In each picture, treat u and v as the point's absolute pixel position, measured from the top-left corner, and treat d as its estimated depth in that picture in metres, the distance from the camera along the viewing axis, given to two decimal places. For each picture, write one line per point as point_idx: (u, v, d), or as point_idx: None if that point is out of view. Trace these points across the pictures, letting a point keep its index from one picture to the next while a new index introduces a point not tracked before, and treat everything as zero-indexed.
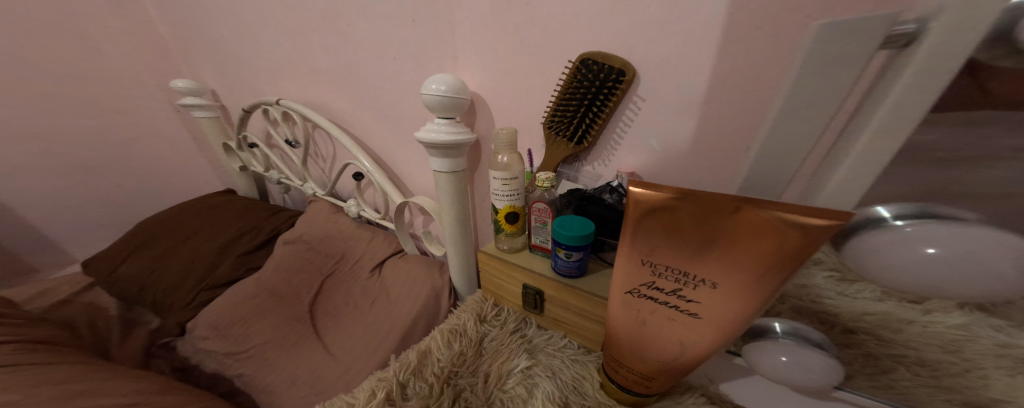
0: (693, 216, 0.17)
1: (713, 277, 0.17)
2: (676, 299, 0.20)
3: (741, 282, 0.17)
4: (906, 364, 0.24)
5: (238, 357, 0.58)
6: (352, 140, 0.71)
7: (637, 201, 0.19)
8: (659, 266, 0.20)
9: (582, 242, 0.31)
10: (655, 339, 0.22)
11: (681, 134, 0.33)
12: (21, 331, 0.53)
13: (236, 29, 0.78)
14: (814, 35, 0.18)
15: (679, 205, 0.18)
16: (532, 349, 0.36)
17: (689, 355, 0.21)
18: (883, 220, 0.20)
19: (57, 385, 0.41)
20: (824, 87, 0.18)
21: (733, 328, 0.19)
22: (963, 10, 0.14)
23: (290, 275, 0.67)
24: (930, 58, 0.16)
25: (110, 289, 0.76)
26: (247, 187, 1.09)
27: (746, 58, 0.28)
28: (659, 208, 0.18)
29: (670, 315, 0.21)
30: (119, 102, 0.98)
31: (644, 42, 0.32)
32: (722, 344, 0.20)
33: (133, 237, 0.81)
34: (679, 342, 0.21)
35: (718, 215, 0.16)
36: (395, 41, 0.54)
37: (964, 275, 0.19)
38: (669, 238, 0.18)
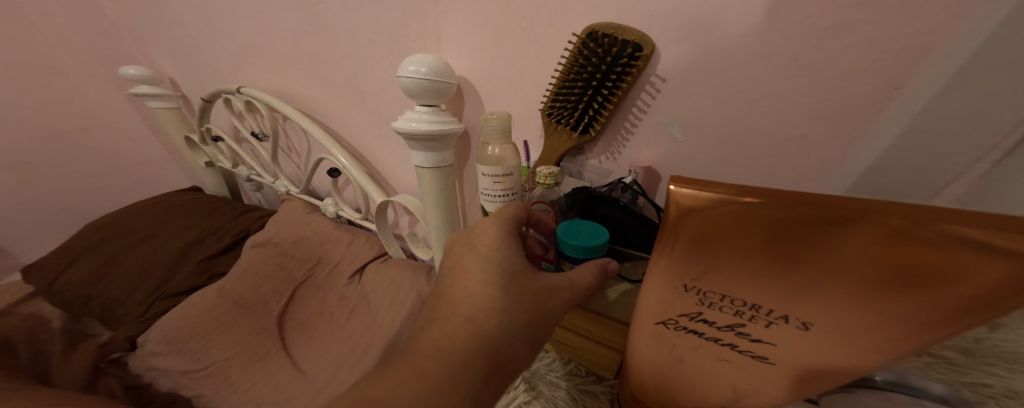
0: (778, 231, 0.12)
1: (802, 313, 0.13)
2: (735, 337, 0.15)
3: (841, 321, 0.13)
4: None
5: (193, 377, 0.50)
6: (325, 133, 0.64)
7: (686, 208, 0.14)
8: (711, 294, 0.15)
9: (594, 256, 0.26)
10: (695, 380, 0.18)
11: (708, 122, 0.29)
12: None
13: (191, 8, 0.69)
14: None
15: (755, 214, 0.13)
16: (531, 377, 0.31)
17: (744, 403, 0.17)
18: None
19: None
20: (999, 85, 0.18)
21: (816, 378, 0.14)
22: None
23: (258, 282, 0.60)
24: None
25: (51, 300, 0.65)
26: (215, 185, 1.00)
27: (804, 22, 0.22)
28: (721, 218, 0.13)
29: (722, 354, 0.16)
30: (62, 90, 0.87)
31: (667, 8, 0.27)
32: (792, 395, 0.16)
33: (78, 241, 0.71)
34: (731, 386, 0.17)
35: (824, 229, 0.12)
36: (368, 17, 0.47)
37: None
38: (735, 258, 0.14)
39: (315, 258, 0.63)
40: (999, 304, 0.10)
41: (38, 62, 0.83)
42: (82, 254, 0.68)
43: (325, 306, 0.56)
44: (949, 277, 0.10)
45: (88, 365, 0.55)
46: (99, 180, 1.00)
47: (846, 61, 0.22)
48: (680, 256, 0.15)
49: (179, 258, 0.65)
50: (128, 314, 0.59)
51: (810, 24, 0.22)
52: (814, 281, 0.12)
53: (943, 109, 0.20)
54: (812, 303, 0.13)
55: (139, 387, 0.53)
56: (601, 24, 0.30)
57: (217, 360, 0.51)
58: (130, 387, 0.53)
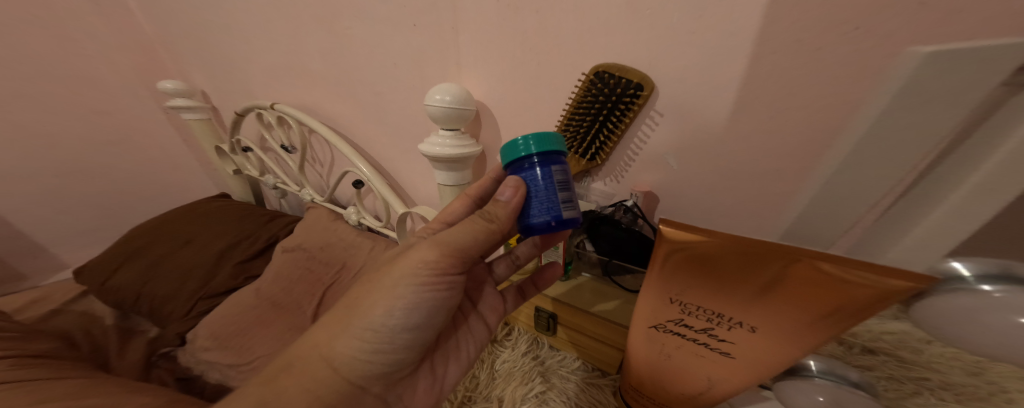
0: (736, 261, 0.17)
1: (754, 321, 0.18)
2: (707, 338, 0.20)
3: (781, 327, 0.17)
4: (931, 389, 0.26)
5: (241, 369, 0.56)
6: (351, 147, 0.69)
7: (670, 241, 0.19)
8: (689, 305, 0.20)
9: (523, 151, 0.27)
10: (679, 372, 0.23)
11: (701, 152, 0.33)
12: (17, 345, 0.50)
13: (228, 30, 0.74)
14: None
15: (719, 249, 0.17)
16: (545, 371, 0.37)
17: (716, 390, 0.22)
18: (962, 280, 0.16)
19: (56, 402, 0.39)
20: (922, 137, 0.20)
21: (768, 370, 0.19)
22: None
23: (290, 285, 0.65)
24: None
25: (103, 298, 0.71)
26: (242, 191, 1.07)
27: (780, 73, 0.27)
28: (696, 250, 0.18)
29: (698, 350, 0.21)
30: (103, 102, 0.94)
31: (664, 57, 0.31)
32: (752, 383, 0.20)
33: (124, 245, 0.77)
34: (706, 376, 0.22)
35: (767, 263, 0.16)
36: (394, 46, 0.52)
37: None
38: (706, 278, 0.18)
39: (340, 263, 0.68)
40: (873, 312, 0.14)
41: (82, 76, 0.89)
42: (130, 257, 0.74)
43: None
44: (850, 298, 0.15)
45: (141, 358, 0.63)
46: (134, 185, 1.06)
47: (817, 107, 0.26)
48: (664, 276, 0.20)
49: (218, 261, 0.71)
50: (174, 312, 0.65)
51: (785, 73, 0.26)
52: (760, 297, 0.17)
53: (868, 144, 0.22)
54: (763, 314, 0.17)
55: (190, 379, 0.60)
56: (608, 64, 0.34)
57: (259, 355, 0.56)
58: (182, 378, 0.60)
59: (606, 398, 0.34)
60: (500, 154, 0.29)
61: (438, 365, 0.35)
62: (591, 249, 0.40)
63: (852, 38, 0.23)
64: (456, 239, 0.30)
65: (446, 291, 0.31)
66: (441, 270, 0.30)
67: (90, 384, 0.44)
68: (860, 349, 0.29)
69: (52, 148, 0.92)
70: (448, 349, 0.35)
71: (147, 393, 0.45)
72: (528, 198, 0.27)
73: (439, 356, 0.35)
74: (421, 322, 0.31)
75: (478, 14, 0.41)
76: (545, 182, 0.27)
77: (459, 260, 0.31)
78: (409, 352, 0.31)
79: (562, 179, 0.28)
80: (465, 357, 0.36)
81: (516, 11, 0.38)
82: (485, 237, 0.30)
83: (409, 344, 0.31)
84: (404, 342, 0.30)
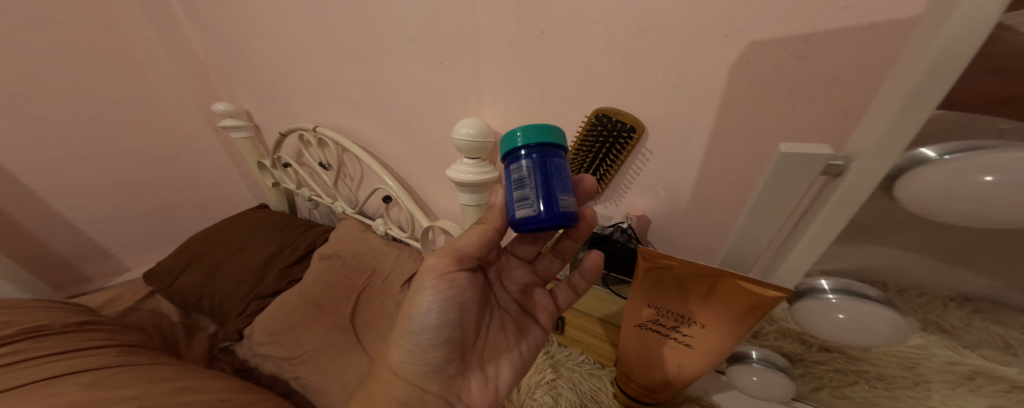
0: (686, 280, 0.28)
1: (703, 315, 0.30)
2: (679, 328, 0.32)
3: (720, 318, 0.29)
4: (868, 379, 0.34)
5: (293, 361, 0.66)
6: (381, 166, 0.78)
7: (647, 268, 0.30)
8: (664, 307, 0.32)
9: (508, 148, 0.32)
10: (666, 355, 0.34)
11: (683, 183, 0.41)
12: (116, 336, 0.60)
13: (268, 56, 0.77)
14: (781, 156, 0.21)
15: (674, 272, 0.29)
16: (555, 363, 0.48)
17: (692, 366, 0.33)
18: (821, 291, 0.22)
19: (161, 382, 0.49)
20: (794, 196, 0.22)
21: (719, 347, 0.31)
22: (871, 166, 0.18)
23: (329, 288, 0.74)
24: (852, 189, 0.19)
25: (170, 297, 0.82)
26: (278, 202, 1.18)
27: (741, 123, 0.33)
28: (662, 273, 0.29)
29: (676, 337, 0.33)
30: (158, 123, 1.03)
31: (652, 107, 0.37)
32: (714, 359, 0.32)
33: (186, 251, 0.88)
34: (684, 355, 0.33)
35: (704, 281, 0.27)
36: (422, 81, 0.56)
37: (853, 332, 0.22)
38: (672, 289, 0.30)
39: (371, 270, 0.77)
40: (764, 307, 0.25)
41: (140, 100, 0.98)
42: (192, 262, 0.85)
43: (384, 310, 0.69)
44: (756, 302, 0.26)
45: (204, 350, 0.74)
46: (184, 197, 1.16)
47: (767, 151, 0.33)
48: (647, 285, 0.32)
49: (265, 267, 0.81)
50: (231, 312, 0.76)
51: (744, 125, 0.33)
52: (703, 300, 0.29)
53: (769, 208, 0.23)
54: (708, 310, 0.29)
55: (246, 370, 0.72)
56: (606, 107, 0.40)
57: (307, 350, 0.66)
58: (239, 369, 0.72)
59: (604, 385, 0.45)
60: (500, 145, 0.33)
61: (488, 367, 0.41)
62: None
63: (789, 101, 0.30)
64: (457, 244, 0.37)
65: (450, 289, 0.38)
66: (449, 268, 0.37)
67: (185, 370, 0.55)
68: (818, 348, 0.36)
69: (110, 165, 0.99)
70: (502, 350, 0.42)
71: (224, 380, 0.54)
72: (503, 191, 0.33)
73: (488, 359, 0.42)
74: (449, 321, 0.38)
75: (495, 60, 0.46)
76: (509, 180, 0.31)
77: (460, 259, 0.38)
78: (448, 352, 0.39)
79: (524, 176, 0.30)
80: (519, 358, 0.43)
81: (528, 58, 0.43)
82: (481, 236, 0.37)
83: (447, 345, 0.38)
84: (441, 344, 0.38)
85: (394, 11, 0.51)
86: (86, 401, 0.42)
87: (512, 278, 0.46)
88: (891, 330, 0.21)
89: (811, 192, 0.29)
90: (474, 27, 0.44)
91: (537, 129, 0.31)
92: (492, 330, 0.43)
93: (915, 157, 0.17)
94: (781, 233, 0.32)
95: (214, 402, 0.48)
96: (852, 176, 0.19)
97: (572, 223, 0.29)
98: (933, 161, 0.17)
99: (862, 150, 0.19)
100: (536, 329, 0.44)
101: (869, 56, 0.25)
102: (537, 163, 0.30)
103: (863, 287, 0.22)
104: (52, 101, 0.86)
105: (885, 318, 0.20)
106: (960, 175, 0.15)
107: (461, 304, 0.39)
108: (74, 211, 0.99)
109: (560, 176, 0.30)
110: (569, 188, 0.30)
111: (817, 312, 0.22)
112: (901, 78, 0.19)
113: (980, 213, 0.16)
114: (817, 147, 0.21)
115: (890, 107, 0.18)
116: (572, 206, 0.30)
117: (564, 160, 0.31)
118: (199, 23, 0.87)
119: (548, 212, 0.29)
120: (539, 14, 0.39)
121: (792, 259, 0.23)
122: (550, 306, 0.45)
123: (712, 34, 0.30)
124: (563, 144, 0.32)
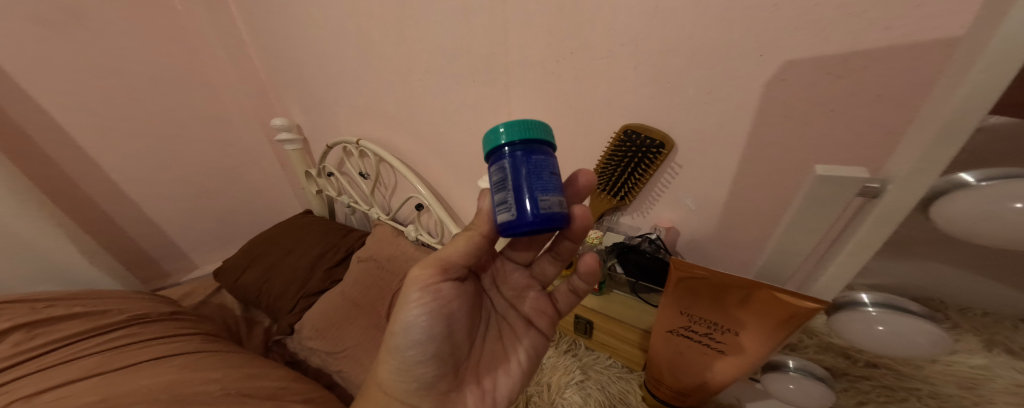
0: (719, 289, 0.29)
1: (737, 324, 0.30)
2: (711, 335, 0.33)
3: (752, 327, 0.29)
4: (919, 396, 0.32)
5: (337, 355, 0.72)
6: (415, 176, 0.83)
7: (679, 277, 0.31)
8: (696, 314, 0.33)
9: (490, 147, 0.29)
10: (698, 361, 0.35)
11: (713, 196, 0.41)
12: (196, 326, 0.70)
13: (319, 76, 0.85)
14: (816, 178, 0.22)
15: (707, 280, 0.30)
16: (583, 366, 0.50)
17: (724, 372, 0.34)
18: (860, 304, 0.23)
19: (237, 368, 0.57)
20: (830, 215, 0.23)
21: (752, 357, 0.31)
22: (908, 190, 0.19)
23: (365, 289, 0.79)
24: (888, 211, 0.20)
25: (234, 293, 0.93)
26: (320, 207, 1.28)
27: (773, 138, 0.34)
28: (695, 282, 0.30)
29: (708, 344, 0.34)
30: (223, 137, 1.16)
31: (682, 122, 0.39)
32: (748, 368, 0.32)
33: (247, 252, 0.98)
34: (716, 362, 0.34)
35: (737, 290, 0.28)
36: (457, 97, 0.60)
37: (898, 346, 0.22)
38: (704, 297, 0.31)
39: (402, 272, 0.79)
40: (800, 318, 0.26)
41: (209, 117, 1.11)
42: (251, 263, 0.94)
43: None
44: (791, 313, 0.26)
45: (261, 343, 0.84)
46: (243, 203, 1.29)
47: (802, 164, 0.33)
48: (680, 293, 0.33)
49: (312, 268, 0.89)
50: (283, 308, 0.84)
51: (777, 139, 0.34)
52: (735, 309, 0.29)
53: (802, 227, 0.24)
54: (741, 319, 0.30)
55: (295, 363, 0.81)
56: (635, 124, 0.41)
57: (349, 345, 0.71)
58: (289, 362, 0.81)
59: (633, 388, 0.46)
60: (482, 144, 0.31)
61: (485, 380, 0.40)
62: (620, 272, 0.50)
63: (825, 117, 0.30)
64: (444, 252, 0.36)
65: (436, 300, 0.36)
66: (434, 279, 0.36)
67: (252, 358, 0.63)
68: (865, 364, 0.35)
69: (187, 175, 1.12)
70: (499, 360, 0.41)
71: (282, 370, 0.61)
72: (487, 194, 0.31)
73: (484, 370, 0.40)
74: (438, 334, 0.36)
75: (526, 77, 0.49)
76: (490, 182, 0.29)
77: (446, 269, 0.36)
78: (439, 368, 0.37)
79: (504, 178, 0.28)
80: (517, 368, 0.41)
81: (559, 75, 0.45)
82: (468, 243, 0.36)
83: (437, 360, 0.37)
84: (430, 359, 0.36)
85: (430, 33, 0.55)
86: (181, 382, 0.50)
87: (508, 282, 0.44)
88: (934, 343, 0.20)
89: (847, 209, 0.29)
90: (506, 46, 0.48)
91: (520, 125, 0.28)
92: (488, 339, 0.42)
93: (951, 182, 0.18)
94: (818, 247, 0.32)
95: (275, 389, 0.54)
96: (888, 199, 0.19)
97: (556, 226, 0.27)
98: (970, 187, 0.16)
99: (897, 173, 0.19)
100: (534, 335, 0.42)
101: (910, 74, 0.25)
102: (516, 164, 0.27)
103: (904, 301, 0.22)
104: (143, 121, 0.99)
105: (927, 331, 0.20)
106: (988, 202, 0.15)
107: (450, 315, 0.37)
108: (158, 215, 1.12)
109: (541, 175, 0.27)
110: (552, 186, 0.27)
111: (855, 323, 0.22)
112: (934, 104, 0.20)
113: (1016, 239, 0.15)
114: (856, 169, 0.21)
115: (926, 133, 0.19)
116: (554, 207, 0.27)
117: (548, 156, 0.28)
118: (260, 47, 0.96)
119: (531, 215, 0.26)
120: (568, 37, 0.41)
121: (829, 276, 0.23)
122: (549, 310, 0.43)
123: (745, 54, 0.32)
124: (547, 138, 0.29)
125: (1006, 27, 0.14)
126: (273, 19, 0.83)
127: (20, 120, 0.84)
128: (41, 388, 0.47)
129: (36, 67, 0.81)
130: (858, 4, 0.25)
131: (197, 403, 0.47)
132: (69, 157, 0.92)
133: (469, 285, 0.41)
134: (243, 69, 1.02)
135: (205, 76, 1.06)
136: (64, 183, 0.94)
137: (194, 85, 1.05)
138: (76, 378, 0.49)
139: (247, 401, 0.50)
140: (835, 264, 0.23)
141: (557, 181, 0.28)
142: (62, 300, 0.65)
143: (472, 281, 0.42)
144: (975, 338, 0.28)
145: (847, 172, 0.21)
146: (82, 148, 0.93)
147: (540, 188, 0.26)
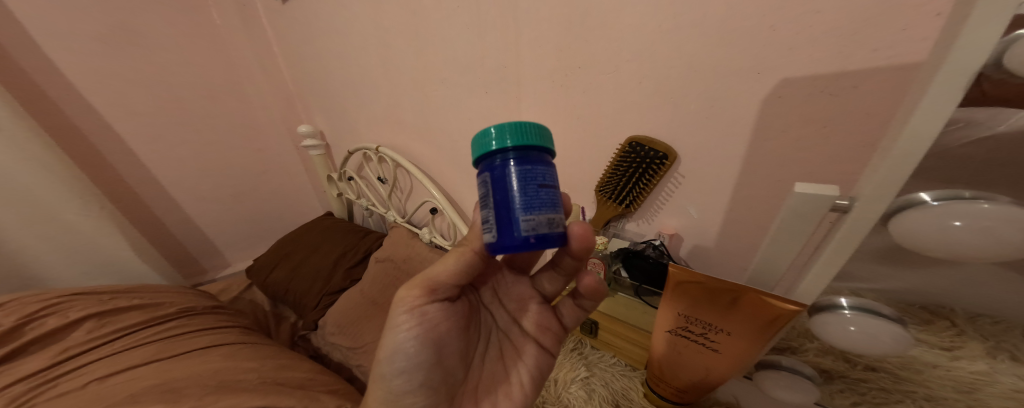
0: (712, 291, 0.32)
1: (730, 326, 0.33)
2: (706, 336, 0.36)
3: (742, 328, 0.32)
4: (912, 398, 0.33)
5: (357, 351, 0.76)
6: (429, 180, 0.86)
7: (676, 281, 0.34)
8: (691, 316, 0.35)
9: (480, 152, 0.30)
10: (694, 361, 0.38)
11: (715, 205, 0.43)
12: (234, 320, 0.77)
13: (343, 86, 0.89)
14: (795, 195, 0.25)
15: (700, 285, 0.32)
16: (588, 363, 0.53)
17: (718, 371, 0.37)
18: (837, 306, 0.28)
19: (270, 360, 0.62)
20: (806, 228, 0.26)
21: (744, 357, 0.34)
22: (872, 205, 0.21)
23: (383, 287, 0.82)
24: (855, 224, 0.23)
25: (264, 290, 1.00)
26: (340, 209, 1.34)
27: (771, 153, 0.36)
28: (690, 285, 0.33)
29: (704, 345, 0.36)
30: (253, 143, 1.24)
31: (684, 136, 0.41)
32: (740, 367, 0.35)
33: (275, 251, 1.05)
34: (710, 362, 0.37)
35: (729, 293, 0.31)
36: (471, 108, 0.62)
37: (867, 343, 0.27)
38: (700, 301, 0.34)
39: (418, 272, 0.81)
40: (786, 321, 0.28)
41: (242, 125, 1.19)
42: (278, 262, 1.01)
43: None
44: (776, 315, 0.29)
45: (288, 337, 0.91)
46: (270, 205, 1.37)
47: (799, 176, 0.35)
48: (676, 296, 0.35)
49: (333, 267, 0.94)
50: (308, 305, 0.89)
51: (774, 154, 0.36)
52: (729, 311, 0.32)
53: (784, 235, 0.27)
54: (732, 322, 0.32)
55: (319, 356, 0.87)
56: (639, 136, 0.44)
57: (368, 342, 0.76)
58: (313, 355, 0.88)
59: (635, 385, 0.49)
60: (474, 147, 0.31)
61: (483, 401, 0.41)
62: (625, 276, 0.51)
63: (817, 133, 0.32)
64: (433, 273, 0.38)
65: (424, 326, 0.38)
66: (420, 301, 0.38)
67: (284, 351, 0.68)
68: (864, 368, 0.36)
69: (222, 179, 1.21)
70: (499, 381, 0.43)
71: (309, 363, 0.66)
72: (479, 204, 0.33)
73: (483, 392, 0.42)
74: (426, 362, 0.38)
75: (537, 92, 0.52)
76: (477, 195, 0.31)
77: (434, 290, 0.39)
78: (430, 396, 0.39)
79: (488, 193, 0.30)
80: (520, 388, 0.42)
81: (568, 89, 0.48)
82: (459, 260, 0.38)
83: (427, 389, 0.38)
84: (419, 388, 0.38)
85: (446, 48, 0.58)
86: (224, 371, 0.56)
87: (511, 294, 0.47)
88: (894, 342, 0.26)
89: (828, 220, 0.31)
90: (517, 61, 0.51)
91: (512, 129, 0.29)
92: (488, 360, 0.44)
93: (899, 204, 0.21)
94: (802, 253, 0.34)
95: (303, 380, 0.59)
96: (855, 215, 0.22)
97: (541, 245, 0.28)
98: (924, 205, 0.20)
99: (861, 193, 0.22)
100: (537, 353, 0.44)
101: (896, 93, 0.27)
102: (503, 175, 0.29)
103: (878, 306, 0.27)
104: (184, 128, 1.08)
105: (890, 334, 0.26)
106: (935, 221, 0.19)
107: (438, 340, 0.39)
108: (196, 217, 1.21)
109: (529, 190, 0.28)
110: (538, 203, 0.28)
111: (834, 321, 0.28)
112: (900, 127, 0.22)
113: (960, 247, 0.19)
114: (827, 188, 0.24)
115: (885, 158, 0.21)
116: (539, 226, 0.28)
117: (538, 166, 0.29)
118: (287, 57, 1.01)
119: (510, 238, 0.28)
120: (577, 52, 0.44)
121: (812, 280, 0.26)
122: (553, 325, 0.45)
123: (742, 72, 0.34)
124: (539, 144, 0.29)
125: (953, 65, 0.17)
126: (300, 33, 0.89)
127: (84, 131, 0.93)
128: (108, 372, 0.54)
129: (99, 83, 0.90)
130: (847, 27, 0.27)
131: (241, 389, 0.52)
132: (124, 163, 1.02)
133: (462, 304, 0.43)
134: (274, 78, 1.09)
135: (238, 86, 1.14)
136: (119, 187, 1.04)
137: (228, 94, 1.13)
138: (143, 362, 0.56)
139: (281, 389, 0.55)
140: (816, 269, 0.26)
141: (545, 196, 0.28)
142: (122, 294, 0.74)
143: (465, 299, 0.44)
144: (979, 345, 0.28)
145: (821, 190, 0.24)
146: (136, 155, 1.03)
147: (525, 206, 0.27)
